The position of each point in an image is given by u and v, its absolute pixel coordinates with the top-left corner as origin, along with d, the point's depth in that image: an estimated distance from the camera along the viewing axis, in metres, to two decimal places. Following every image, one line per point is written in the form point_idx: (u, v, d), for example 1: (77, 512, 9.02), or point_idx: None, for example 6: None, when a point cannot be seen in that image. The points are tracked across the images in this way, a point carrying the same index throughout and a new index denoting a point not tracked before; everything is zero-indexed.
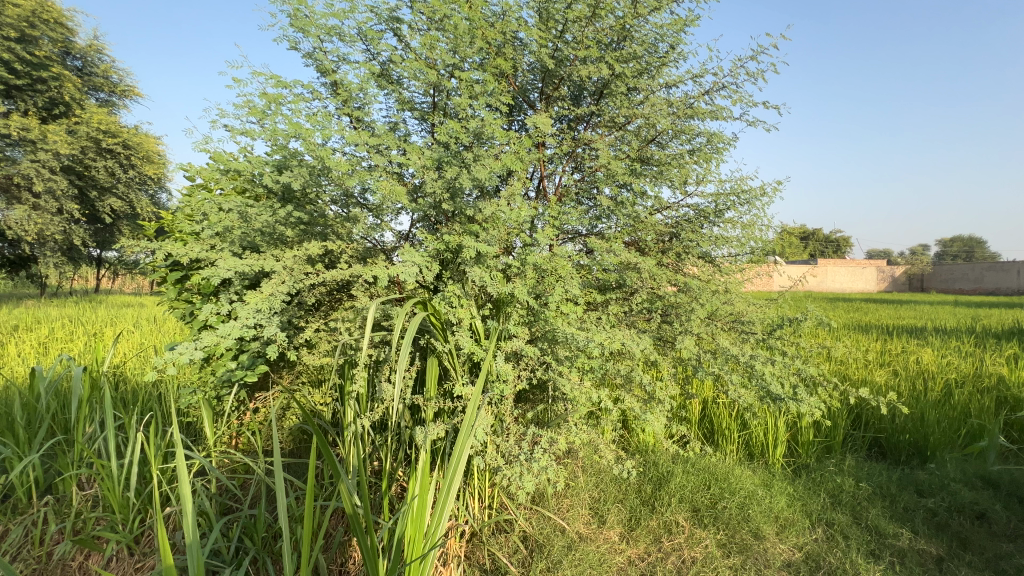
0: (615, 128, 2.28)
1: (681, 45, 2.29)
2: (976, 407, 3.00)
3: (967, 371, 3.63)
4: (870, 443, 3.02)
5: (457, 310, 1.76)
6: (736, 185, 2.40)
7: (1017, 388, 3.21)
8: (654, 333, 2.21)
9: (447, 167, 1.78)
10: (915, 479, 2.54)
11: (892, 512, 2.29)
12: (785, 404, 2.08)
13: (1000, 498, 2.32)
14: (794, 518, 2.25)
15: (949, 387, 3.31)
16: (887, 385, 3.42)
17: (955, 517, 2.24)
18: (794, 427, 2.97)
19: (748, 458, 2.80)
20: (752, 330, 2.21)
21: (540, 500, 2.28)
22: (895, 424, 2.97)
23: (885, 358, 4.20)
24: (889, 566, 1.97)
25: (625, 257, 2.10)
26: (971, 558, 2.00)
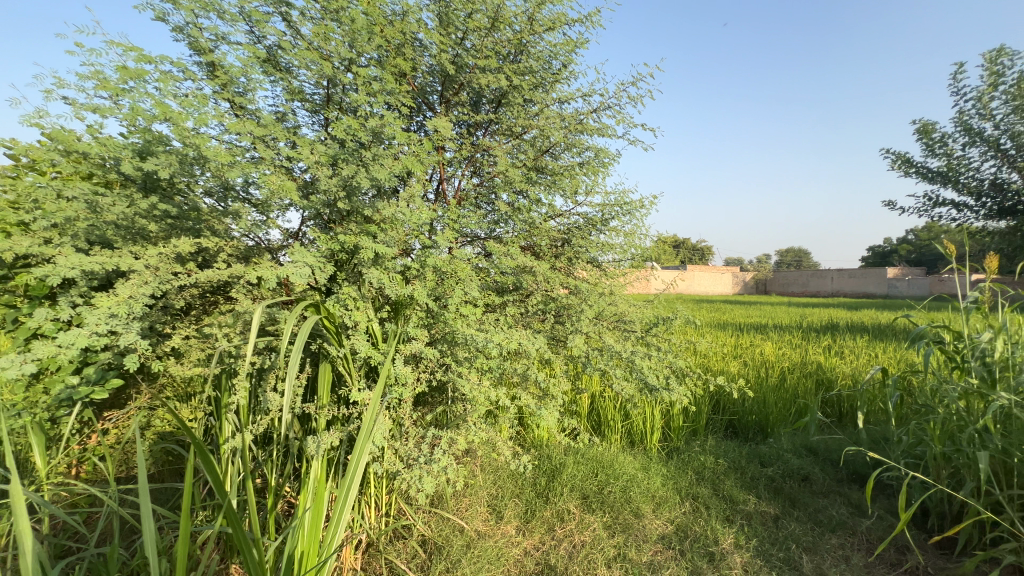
0: (512, 136, 2.38)
1: (572, 64, 2.46)
2: (802, 389, 3.64)
3: (796, 359, 4.38)
4: (726, 425, 3.51)
5: (352, 313, 1.70)
6: (620, 197, 2.63)
7: (830, 372, 3.95)
8: (548, 333, 2.33)
9: (343, 164, 1.71)
10: (758, 453, 3.01)
11: (742, 482, 2.69)
12: (660, 394, 2.33)
13: (818, 463, 2.84)
14: (667, 496, 2.53)
15: (783, 373, 3.97)
16: (739, 373, 4.01)
17: (787, 481, 2.70)
18: (667, 414, 3.35)
19: (629, 445, 3.09)
20: (632, 329, 2.44)
21: (438, 502, 2.28)
22: (745, 407, 3.49)
23: (738, 350, 4.91)
24: (740, 529, 2.31)
25: (522, 261, 2.19)
26: (798, 514, 2.42)
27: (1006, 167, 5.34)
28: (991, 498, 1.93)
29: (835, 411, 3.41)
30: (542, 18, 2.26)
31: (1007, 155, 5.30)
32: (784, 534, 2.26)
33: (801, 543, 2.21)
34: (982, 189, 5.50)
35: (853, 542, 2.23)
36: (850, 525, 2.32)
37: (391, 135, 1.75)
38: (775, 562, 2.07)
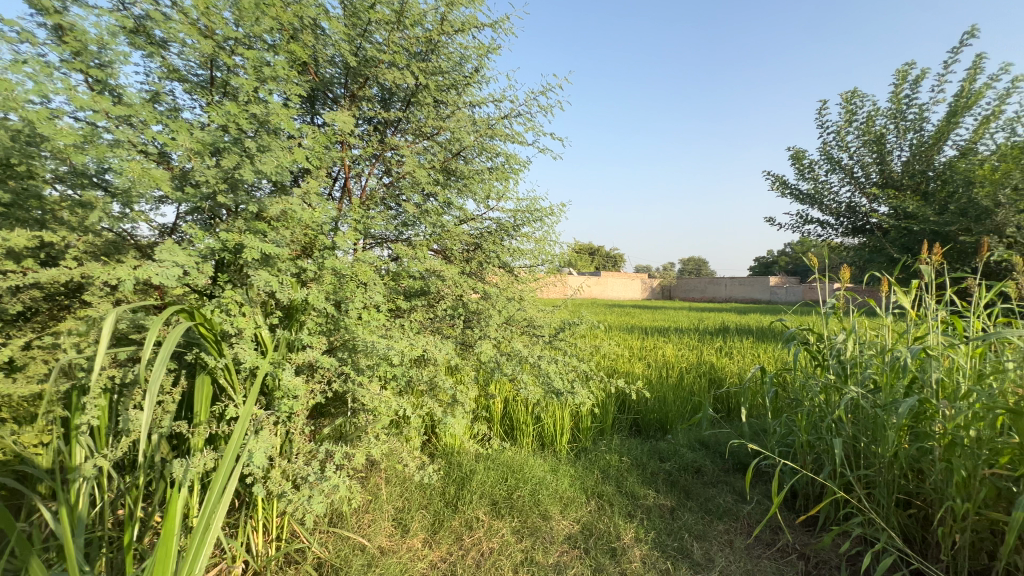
0: (422, 137, 2.32)
1: (484, 69, 2.46)
2: (697, 387, 3.95)
3: (692, 360, 4.76)
4: (631, 424, 3.70)
5: (234, 319, 1.53)
6: (531, 203, 2.67)
7: (720, 371, 4.34)
8: (457, 338, 2.30)
9: (225, 154, 1.55)
10: (658, 449, 3.20)
11: (643, 478, 2.84)
12: (565, 397, 2.39)
13: (709, 455, 3.09)
14: (574, 496, 2.59)
15: (681, 373, 4.29)
16: (642, 374, 4.27)
17: (682, 474, 2.90)
18: (576, 416, 3.45)
19: (539, 448, 3.14)
20: (540, 334, 2.49)
21: (338, 521, 2.14)
22: (647, 406, 3.71)
23: (643, 353, 5.23)
24: (640, 523, 2.43)
25: (431, 265, 2.14)
26: (691, 504, 2.60)
27: (858, 192, 6.25)
28: (843, 479, 2.22)
29: (723, 407, 3.75)
30: (453, 19, 2.23)
31: (858, 182, 6.21)
32: (679, 525, 2.41)
33: (693, 532, 2.37)
34: (840, 210, 6.39)
35: (737, 527, 2.44)
36: (735, 511, 2.54)
37: (283, 125, 1.62)
38: (670, 552, 2.20)
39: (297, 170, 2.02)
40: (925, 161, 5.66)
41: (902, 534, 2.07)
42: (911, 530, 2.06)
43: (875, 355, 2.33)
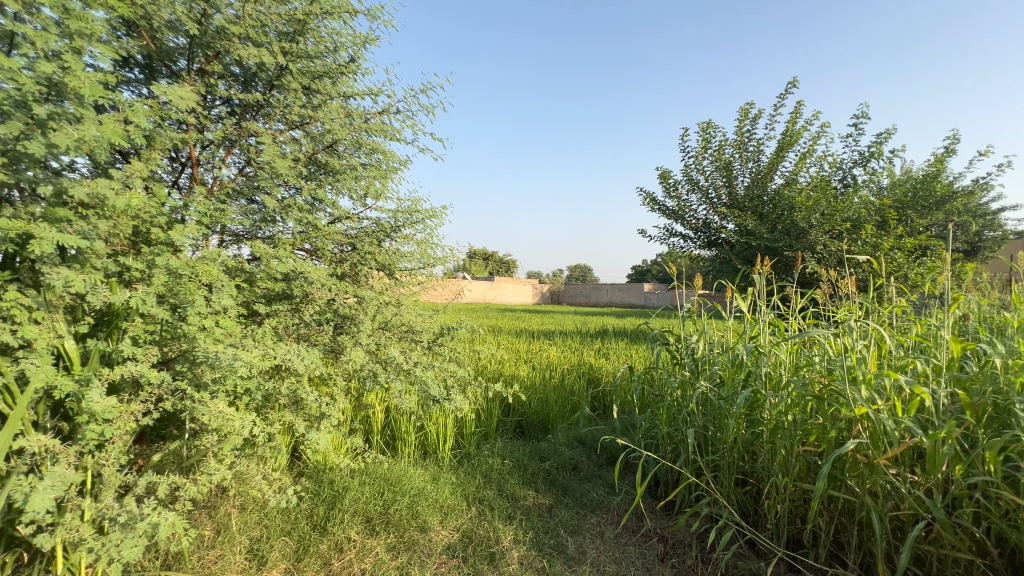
0: (288, 125, 2.12)
1: (361, 60, 2.34)
2: (576, 387, 4.17)
3: (573, 361, 5.02)
4: (515, 426, 3.77)
5: (19, 327, 1.23)
6: (412, 204, 2.59)
7: (597, 371, 4.63)
8: (326, 345, 2.13)
9: (5, 121, 1.24)
10: (539, 449, 3.30)
11: (523, 479, 2.89)
12: (442, 404, 2.34)
13: (584, 451, 3.25)
14: (455, 503, 2.54)
15: (562, 374, 4.49)
16: (527, 377, 4.38)
17: (560, 472, 3.01)
18: (460, 422, 3.42)
19: (420, 456, 3.04)
20: (419, 339, 2.41)
21: (175, 562, 1.82)
22: (530, 408, 3.82)
23: (528, 356, 5.38)
24: (519, 524, 2.45)
25: (296, 266, 1.95)
26: (567, 500, 2.71)
27: (712, 211, 7.16)
28: (694, 464, 2.47)
29: (599, 404, 4.00)
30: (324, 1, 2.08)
31: (712, 202, 7.11)
32: (555, 522, 2.49)
33: (568, 527, 2.47)
34: (698, 226, 7.26)
35: (608, 518, 2.58)
36: (606, 503, 2.69)
37: (93, 92, 1.35)
38: (546, 549, 2.26)
39: (121, 149, 1.71)
40: (760, 187, 6.67)
41: (740, 509, 2.36)
42: (747, 505, 2.35)
43: (719, 353, 2.65)
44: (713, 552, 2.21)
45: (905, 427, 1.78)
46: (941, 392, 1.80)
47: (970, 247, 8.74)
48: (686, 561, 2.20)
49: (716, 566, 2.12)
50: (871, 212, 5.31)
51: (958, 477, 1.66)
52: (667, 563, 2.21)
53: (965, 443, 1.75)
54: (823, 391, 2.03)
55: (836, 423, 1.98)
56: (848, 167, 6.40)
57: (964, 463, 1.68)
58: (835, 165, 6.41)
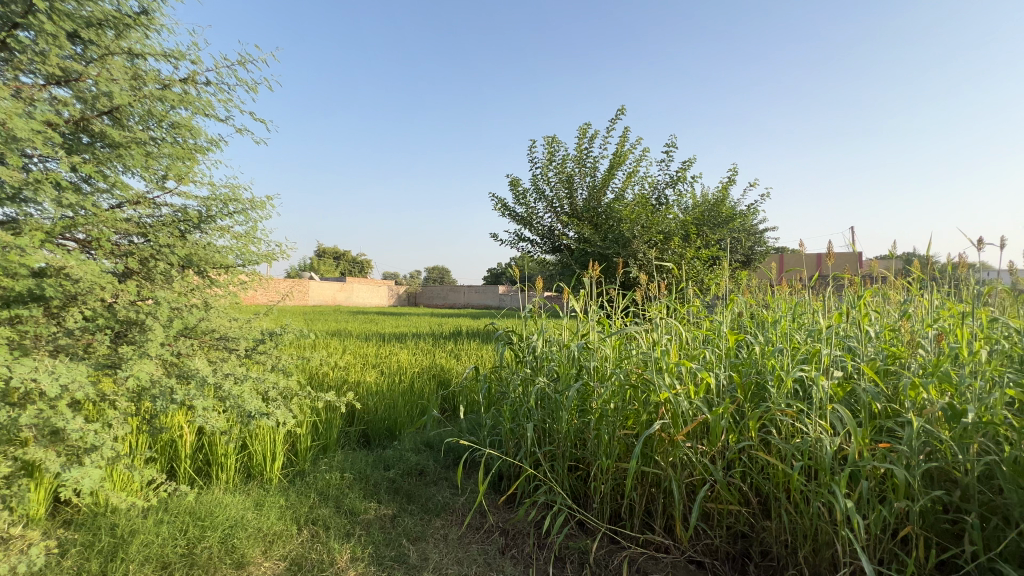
0: (43, 79, 1.67)
1: (155, 16, 1.99)
2: (426, 390, 4.09)
3: (424, 364, 4.94)
4: (359, 436, 3.54)
5: None
6: (230, 191, 2.28)
7: (448, 373, 4.62)
8: (101, 359, 1.71)
9: None
10: (383, 457, 3.14)
11: (364, 491, 2.72)
12: (262, 420, 2.06)
13: (431, 455, 3.18)
14: (282, 529, 2.26)
15: (413, 378, 4.38)
16: (374, 383, 4.17)
17: (405, 479, 2.90)
18: (293, 437, 3.09)
19: (242, 481, 2.65)
20: (235, 348, 2.18)
21: None
22: (377, 415, 3.62)
23: (378, 361, 5.14)
24: (357, 540, 2.28)
25: (53, 259, 1.53)
26: (412, 508, 2.61)
27: (556, 219, 7.76)
28: (533, 456, 2.59)
29: (448, 406, 3.98)
30: None
31: (556, 210, 7.70)
32: (397, 532, 2.38)
33: (411, 535, 2.37)
34: (544, 232, 7.80)
35: (452, 520, 2.55)
36: (451, 505, 2.66)
37: None
38: (386, 563, 2.14)
39: None
40: (596, 200, 7.44)
41: (572, 493, 2.51)
42: (577, 489, 2.51)
43: (556, 350, 2.85)
44: (548, 538, 2.32)
45: (695, 406, 2.12)
46: (719, 375, 2.19)
47: (745, 258, 11.00)
48: (524, 549, 2.28)
49: (550, 550, 2.24)
50: (678, 226, 6.31)
51: (731, 443, 2.02)
52: (507, 555, 2.28)
53: (736, 416, 2.15)
54: (636, 379, 2.31)
55: (646, 407, 2.26)
56: (662, 188, 7.51)
57: (735, 432, 2.06)
58: (653, 185, 7.47)
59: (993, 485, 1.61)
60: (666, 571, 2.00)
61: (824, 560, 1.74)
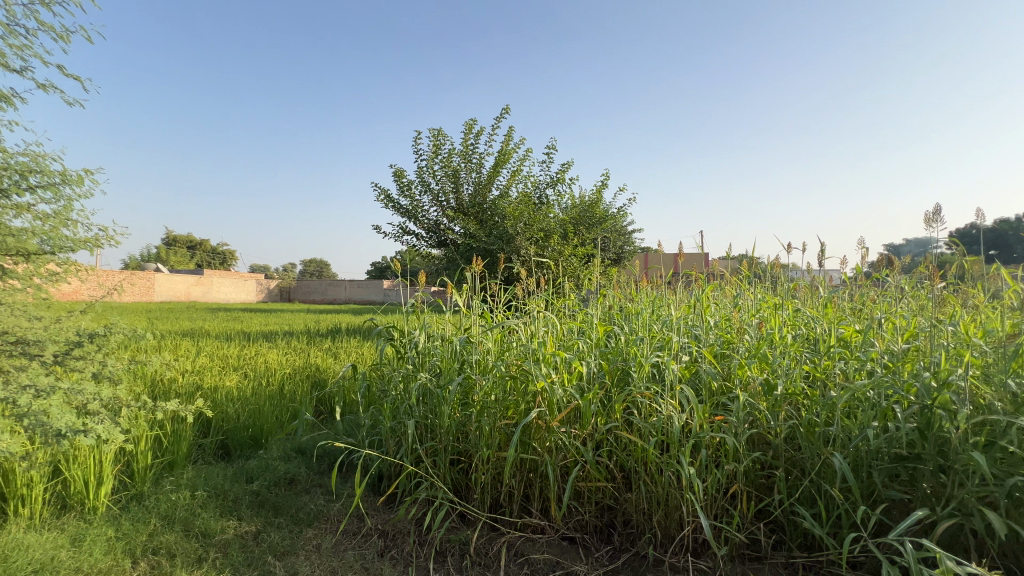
0: None
1: None
2: (298, 392, 3.76)
3: (296, 364, 4.54)
4: (216, 447, 3.14)
5: None
6: (32, 160, 1.87)
7: (324, 373, 4.31)
8: None
9: None
10: (245, 469, 2.81)
11: (221, 509, 2.41)
12: (80, 439, 1.72)
13: (303, 462, 2.91)
14: (110, 564, 1.91)
15: (283, 380, 4.00)
16: (234, 388, 3.73)
17: (272, 490, 2.64)
18: (127, 455, 2.63)
19: (53, 515, 2.18)
20: (41, 352, 1.82)
21: None
22: (238, 423, 3.23)
23: (240, 362, 4.60)
24: (211, 565, 2.02)
25: None
26: (279, 521, 2.37)
27: (442, 213, 7.70)
28: (415, 453, 2.51)
29: (324, 407, 3.69)
30: None
31: (441, 204, 7.64)
32: (261, 549, 2.16)
33: (277, 552, 2.15)
34: (430, 226, 7.69)
35: (325, 529, 2.37)
36: (325, 512, 2.47)
37: None
38: None
39: None
40: (482, 196, 7.54)
41: (453, 486, 2.48)
42: (460, 481, 2.49)
43: (439, 344, 2.80)
44: (429, 534, 2.28)
45: (569, 393, 2.25)
46: (590, 364, 2.36)
47: (615, 257, 12.07)
48: (404, 549, 2.22)
49: (430, 546, 2.21)
50: (557, 226, 6.68)
51: (599, 425, 2.19)
52: (386, 557, 2.19)
53: (604, 400, 2.33)
54: (516, 371, 2.39)
55: (525, 397, 2.36)
56: (543, 188, 7.88)
57: (603, 415, 2.24)
58: (536, 185, 7.81)
59: (795, 443, 1.98)
60: (542, 550, 2.10)
61: (673, 521, 1.98)
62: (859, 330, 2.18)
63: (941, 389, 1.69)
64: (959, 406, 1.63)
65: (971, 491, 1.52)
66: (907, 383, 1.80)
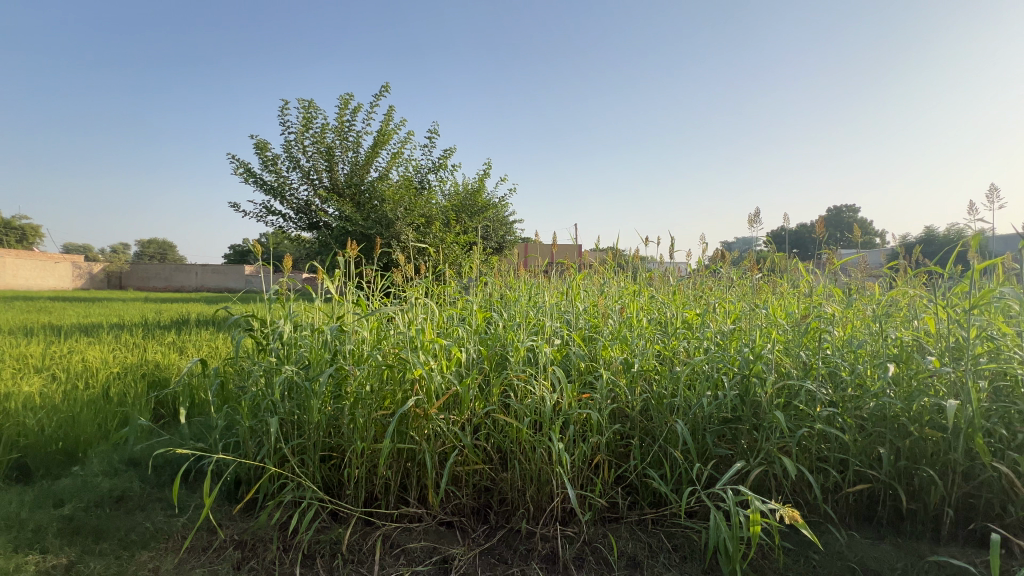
0: None
1: None
2: (129, 394, 3.17)
3: (127, 362, 3.83)
4: (9, 468, 2.52)
5: None
6: None
7: (165, 370, 3.70)
8: None
9: None
10: (52, 491, 2.30)
11: (15, 545, 1.94)
12: None
13: (136, 475, 2.46)
14: None
15: (108, 382, 3.35)
16: (37, 394, 3.03)
17: (91, 512, 2.20)
18: None
19: None
20: None
21: None
22: (43, 436, 2.63)
23: (45, 363, 3.73)
24: None
25: None
26: (101, 547, 1.99)
27: (314, 193, 7.13)
28: (279, 453, 2.28)
29: (165, 411, 3.16)
30: None
31: (313, 184, 7.06)
32: None
33: None
34: (300, 207, 7.10)
35: (165, 549, 2.04)
36: (166, 530, 2.13)
37: None
38: None
39: None
40: (359, 177, 7.13)
41: (324, 484, 2.32)
42: (331, 478, 2.34)
43: (308, 334, 2.57)
44: (294, 538, 2.11)
45: (447, 379, 2.25)
46: (469, 350, 2.38)
47: (496, 246, 12.35)
48: (266, 558, 2.03)
49: (296, 551, 2.05)
50: (439, 212, 6.61)
51: (477, 410, 2.23)
52: (243, 570, 1.98)
53: (482, 385, 2.37)
54: (393, 359, 2.31)
55: (402, 386, 2.29)
56: (425, 173, 7.71)
57: (481, 399, 2.28)
58: (416, 169, 7.61)
59: (648, 414, 2.23)
60: (419, 539, 2.09)
61: (544, 495, 2.10)
62: (698, 314, 2.54)
63: (755, 361, 2.07)
64: (767, 374, 2.01)
65: (773, 443, 1.87)
66: (732, 357, 2.15)
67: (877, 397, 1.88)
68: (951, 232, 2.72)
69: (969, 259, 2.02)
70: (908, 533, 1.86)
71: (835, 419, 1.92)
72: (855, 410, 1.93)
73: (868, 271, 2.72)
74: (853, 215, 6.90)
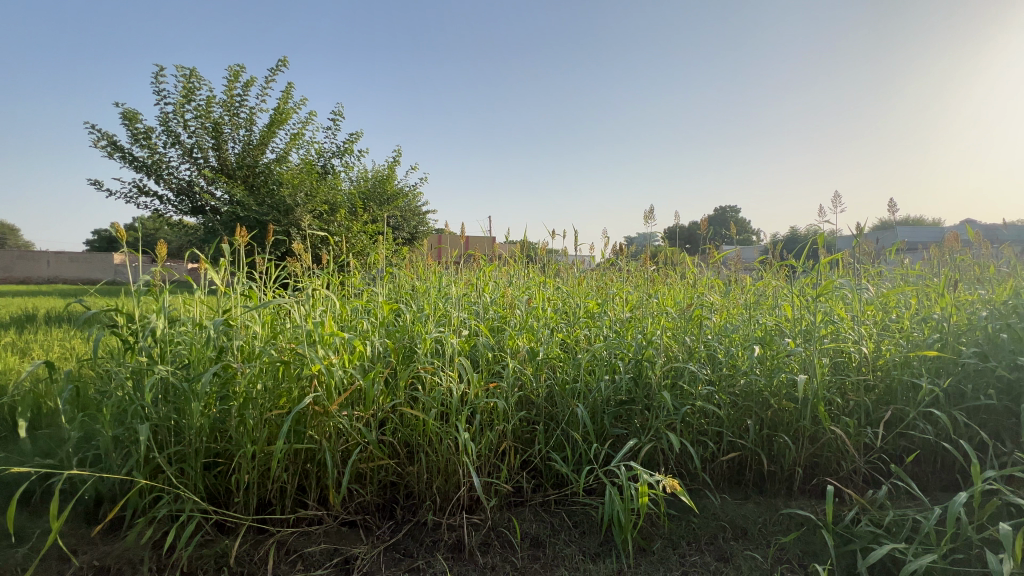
0: None
1: None
2: None
3: None
4: None
5: None
6: None
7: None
8: None
9: None
10: None
11: None
12: None
13: None
14: None
15: None
16: None
17: None
18: None
19: None
20: None
21: None
22: None
23: None
24: None
25: None
26: None
27: (198, 173, 6.40)
28: (151, 464, 2.02)
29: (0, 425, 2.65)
30: None
31: (197, 163, 6.33)
32: None
33: None
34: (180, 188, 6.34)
35: None
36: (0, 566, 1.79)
37: None
38: None
39: None
40: (252, 158, 6.52)
41: (208, 493, 2.10)
42: (217, 487, 2.13)
43: (186, 330, 2.30)
44: (170, 556, 1.89)
45: (349, 374, 2.14)
46: (374, 342, 2.29)
47: (408, 237, 12.01)
48: None
49: (173, 570, 1.85)
50: (344, 199, 6.26)
51: (383, 404, 2.16)
52: None
53: (387, 377, 2.30)
54: (288, 355, 2.15)
55: (299, 382, 2.14)
56: (328, 157, 7.26)
57: (387, 393, 2.21)
58: (318, 152, 7.13)
59: (552, 400, 2.31)
60: (318, 542, 1.99)
61: (451, 485, 2.10)
62: (598, 304, 2.69)
63: (646, 346, 2.25)
64: (657, 358, 2.18)
65: (661, 421, 2.05)
66: (627, 343, 2.30)
67: (746, 375, 2.14)
68: (806, 232, 3.16)
69: (817, 254, 2.36)
70: (768, 490, 2.15)
71: (713, 396, 2.14)
72: (729, 387, 2.17)
73: (742, 264, 3.06)
74: (735, 215, 7.68)
